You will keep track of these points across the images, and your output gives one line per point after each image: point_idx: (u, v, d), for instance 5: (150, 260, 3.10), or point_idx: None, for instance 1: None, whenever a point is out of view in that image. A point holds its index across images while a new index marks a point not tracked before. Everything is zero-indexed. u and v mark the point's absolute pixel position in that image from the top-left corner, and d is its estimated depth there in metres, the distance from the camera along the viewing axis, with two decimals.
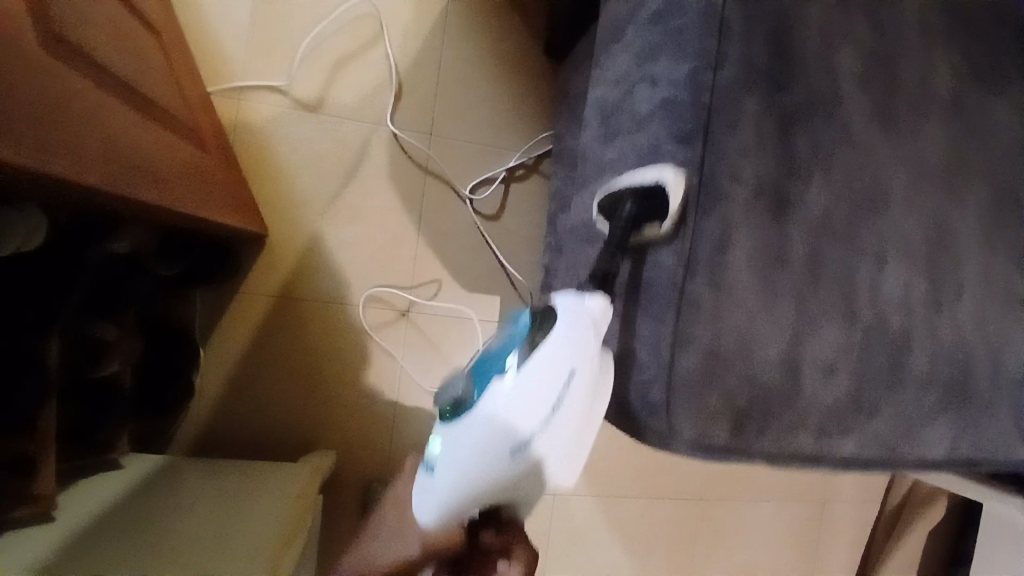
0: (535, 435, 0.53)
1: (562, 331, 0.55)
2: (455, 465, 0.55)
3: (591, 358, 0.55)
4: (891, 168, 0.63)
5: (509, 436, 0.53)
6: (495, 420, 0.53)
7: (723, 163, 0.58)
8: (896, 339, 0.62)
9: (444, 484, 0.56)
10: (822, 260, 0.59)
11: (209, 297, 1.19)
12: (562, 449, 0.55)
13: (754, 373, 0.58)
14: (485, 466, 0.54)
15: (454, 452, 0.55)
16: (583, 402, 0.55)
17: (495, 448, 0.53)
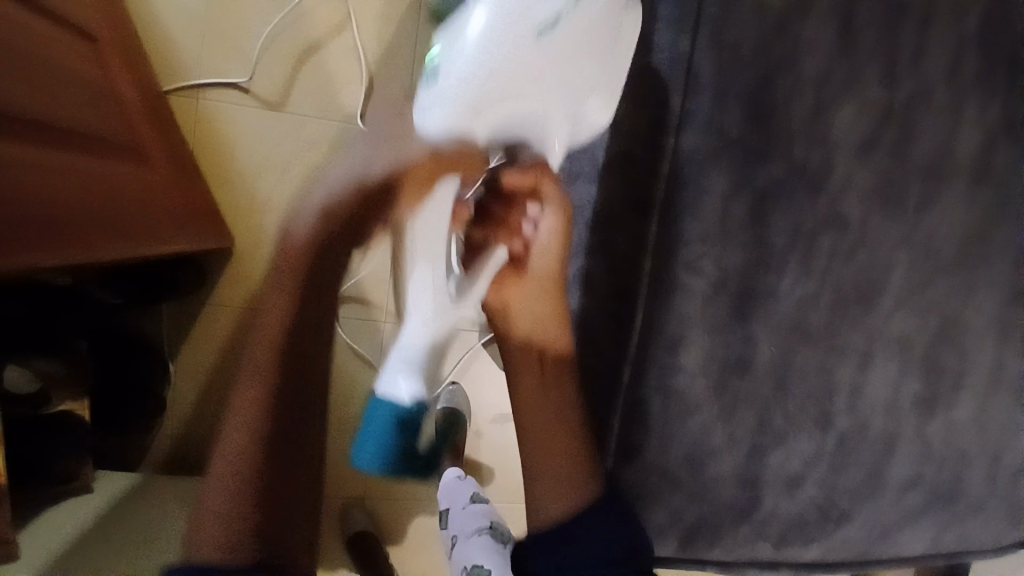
0: (560, 18, 0.47)
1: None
2: (469, 56, 0.47)
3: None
4: (881, 247, 0.55)
5: (532, 13, 0.46)
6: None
7: (683, 251, 0.50)
8: (877, 442, 0.55)
9: (451, 82, 0.47)
10: (790, 364, 0.52)
11: (175, 310, 1.14)
12: (580, 56, 0.49)
13: (707, 487, 0.51)
14: (507, 52, 0.46)
15: (461, 47, 0.47)
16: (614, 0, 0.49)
17: (515, 21, 0.46)
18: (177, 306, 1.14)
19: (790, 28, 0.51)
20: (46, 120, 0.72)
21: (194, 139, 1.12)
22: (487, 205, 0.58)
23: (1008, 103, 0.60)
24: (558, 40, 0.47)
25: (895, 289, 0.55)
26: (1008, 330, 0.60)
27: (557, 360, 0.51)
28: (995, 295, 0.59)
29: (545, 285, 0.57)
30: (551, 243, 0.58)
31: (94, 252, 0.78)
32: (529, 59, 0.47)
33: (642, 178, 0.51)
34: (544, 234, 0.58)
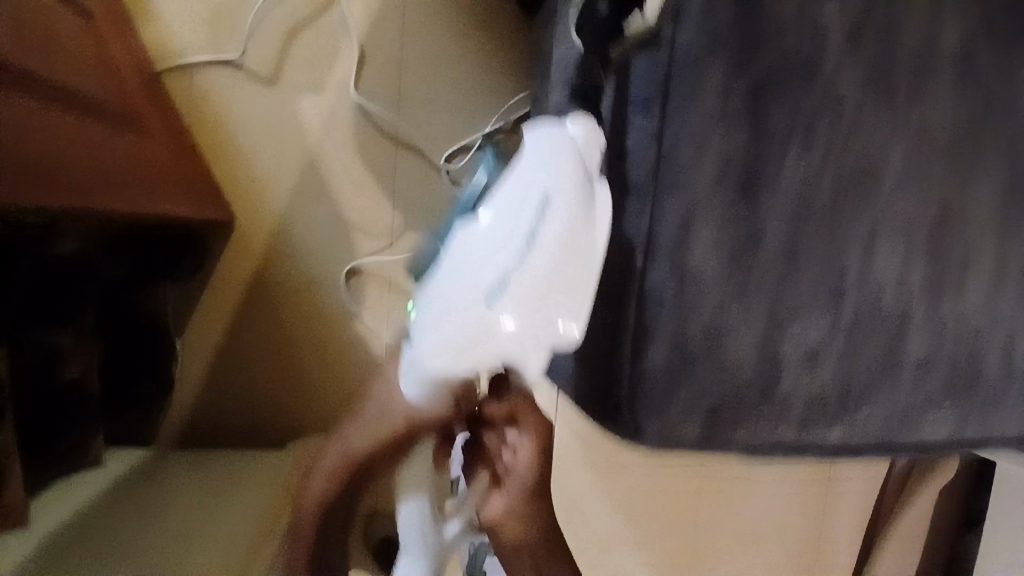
0: (509, 274, 0.36)
1: (536, 144, 0.41)
2: (431, 339, 0.40)
3: (569, 175, 0.39)
4: (879, 136, 0.53)
5: (475, 282, 0.37)
6: (460, 273, 0.39)
7: (683, 141, 0.50)
8: (892, 320, 0.55)
9: (421, 355, 0.42)
10: (799, 245, 0.51)
11: (180, 287, 1.16)
12: (556, 295, 0.37)
13: (725, 367, 0.52)
14: (461, 323, 0.38)
15: (423, 326, 0.41)
16: (576, 235, 0.38)
17: (461, 296, 0.38)
18: (183, 284, 1.16)
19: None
20: (40, 82, 0.73)
21: (190, 120, 1.13)
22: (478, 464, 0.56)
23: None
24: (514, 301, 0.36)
25: (897, 166, 0.54)
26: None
27: (539, 541, 0.55)
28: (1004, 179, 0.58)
29: (521, 510, 0.53)
30: (531, 464, 0.53)
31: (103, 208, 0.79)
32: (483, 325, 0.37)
33: (639, 74, 0.50)
34: (522, 462, 0.52)
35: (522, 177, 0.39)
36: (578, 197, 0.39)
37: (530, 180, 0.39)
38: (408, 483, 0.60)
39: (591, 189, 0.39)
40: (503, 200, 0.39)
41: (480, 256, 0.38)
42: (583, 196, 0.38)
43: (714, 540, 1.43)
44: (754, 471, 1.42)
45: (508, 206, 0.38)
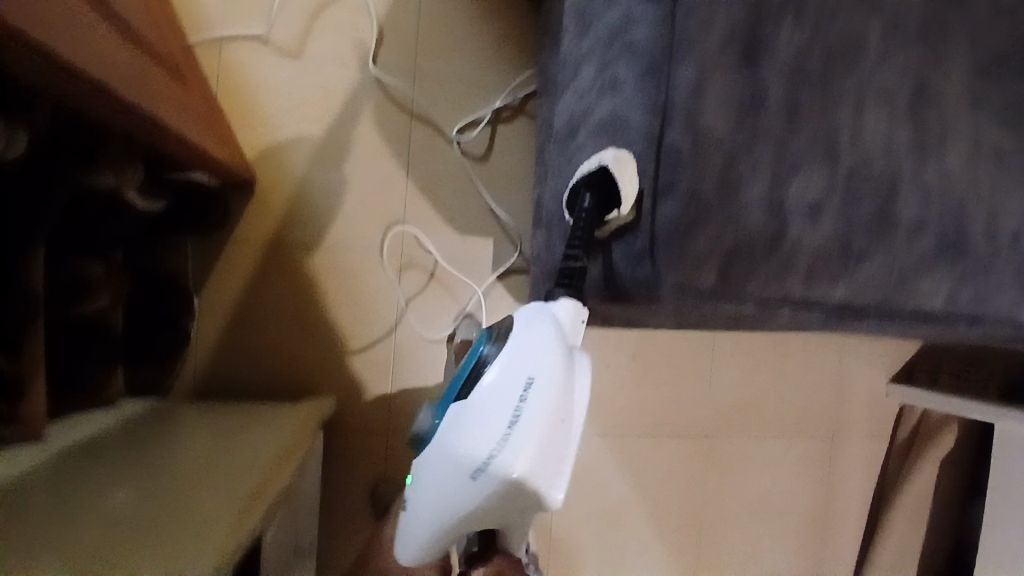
0: (494, 454, 0.53)
1: (524, 332, 0.58)
2: (438, 498, 0.57)
3: (553, 357, 0.56)
4: (859, 18, 0.61)
5: (470, 456, 0.55)
6: (463, 442, 0.56)
7: (696, 9, 0.56)
8: (882, 181, 0.61)
9: (428, 506, 0.59)
10: (799, 104, 0.58)
11: (199, 246, 1.18)
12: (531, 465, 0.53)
13: (738, 214, 0.57)
14: (458, 504, 0.56)
15: (429, 480, 0.58)
16: (552, 410, 0.54)
17: (456, 468, 0.55)
18: (202, 243, 1.19)
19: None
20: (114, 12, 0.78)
21: (217, 89, 1.20)
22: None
23: None
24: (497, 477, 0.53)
25: (878, 44, 0.61)
26: (987, 100, 0.67)
27: None
28: (973, 68, 0.66)
29: None
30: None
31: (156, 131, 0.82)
32: (474, 491, 0.54)
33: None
34: None
35: (512, 362, 0.57)
36: (559, 379, 0.55)
37: (513, 370, 0.56)
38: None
39: (564, 371, 0.56)
40: (496, 383, 0.56)
41: (474, 435, 0.55)
42: (554, 387, 0.55)
43: (720, 512, 1.45)
44: (758, 441, 1.46)
45: (496, 395, 0.56)
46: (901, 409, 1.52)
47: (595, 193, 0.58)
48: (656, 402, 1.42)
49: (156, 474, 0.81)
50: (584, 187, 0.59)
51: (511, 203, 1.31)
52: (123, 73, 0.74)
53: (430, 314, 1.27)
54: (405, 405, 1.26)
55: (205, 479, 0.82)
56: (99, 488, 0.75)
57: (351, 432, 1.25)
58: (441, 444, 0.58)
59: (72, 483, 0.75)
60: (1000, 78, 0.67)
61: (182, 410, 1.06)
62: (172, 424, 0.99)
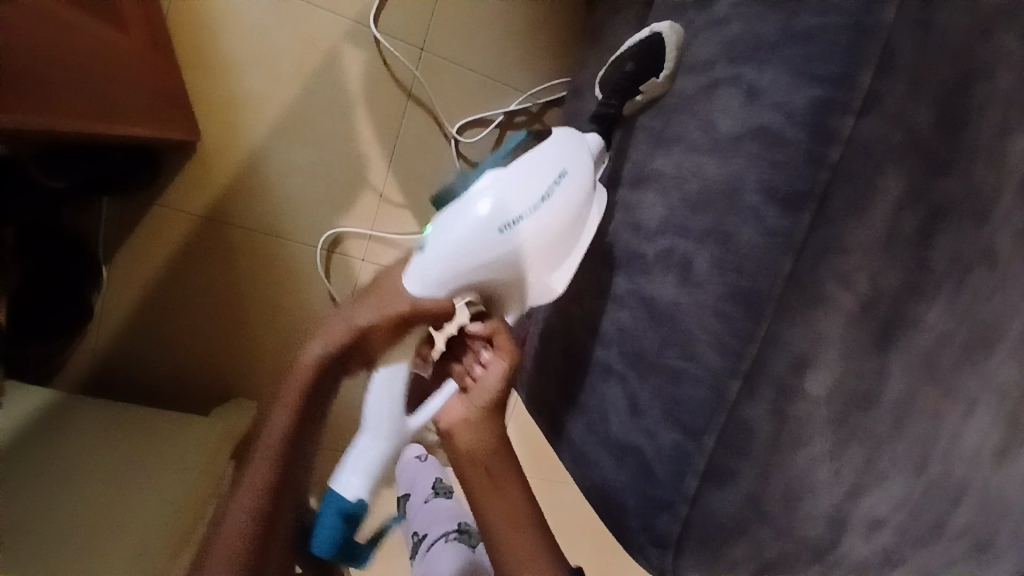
0: (520, 216, 0.53)
1: (562, 140, 0.57)
2: (450, 250, 0.53)
3: (583, 165, 0.57)
4: (1012, 298, 0.48)
5: (497, 214, 0.53)
6: (488, 199, 0.54)
7: (829, 262, 0.43)
8: (953, 492, 0.51)
9: (436, 255, 0.53)
10: (912, 406, 0.45)
11: (116, 204, 0.95)
12: (547, 242, 0.55)
13: (795, 526, 0.45)
14: (475, 249, 0.53)
15: (443, 233, 0.54)
16: (574, 204, 0.56)
17: (481, 223, 0.53)
18: (119, 201, 0.96)
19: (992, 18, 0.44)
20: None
21: (167, 3, 0.92)
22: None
23: None
24: (521, 236, 0.54)
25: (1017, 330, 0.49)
26: None
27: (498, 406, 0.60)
28: None
29: (477, 418, 0.59)
30: (497, 385, 0.59)
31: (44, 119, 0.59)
32: (493, 247, 0.54)
33: (802, 143, 0.43)
34: (493, 377, 0.59)
35: (547, 151, 0.56)
36: (584, 186, 0.57)
37: (547, 159, 0.55)
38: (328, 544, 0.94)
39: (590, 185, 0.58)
40: (531, 161, 0.55)
41: (504, 194, 0.53)
42: (581, 189, 0.56)
43: None
44: None
45: (534, 170, 0.55)
46: None
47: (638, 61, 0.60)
48: None
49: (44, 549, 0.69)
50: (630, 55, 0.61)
51: None
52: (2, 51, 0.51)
53: None
54: None
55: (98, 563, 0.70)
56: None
57: None
58: (461, 204, 0.54)
59: None
60: None
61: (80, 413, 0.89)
62: (69, 442, 0.83)
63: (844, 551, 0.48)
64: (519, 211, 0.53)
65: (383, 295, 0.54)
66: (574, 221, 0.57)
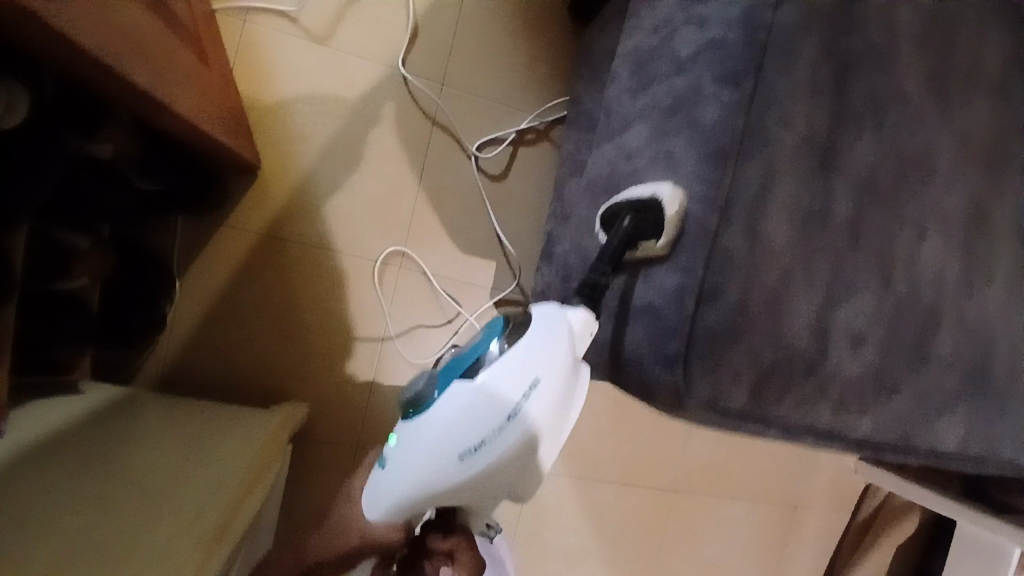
0: (481, 445, 0.55)
1: (538, 337, 0.56)
2: (417, 471, 0.57)
3: (561, 365, 0.56)
4: (935, 139, 0.58)
5: (455, 442, 0.55)
6: (451, 423, 0.56)
7: (771, 109, 0.54)
8: (926, 315, 0.58)
9: (403, 477, 0.58)
10: (862, 226, 0.55)
11: (191, 226, 1.12)
12: (514, 461, 0.55)
13: (784, 332, 0.54)
14: (438, 474, 0.56)
15: (412, 449, 0.58)
16: (547, 416, 0.55)
17: (440, 452, 0.56)
18: (194, 221, 1.12)
19: None
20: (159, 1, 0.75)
21: (233, 61, 1.13)
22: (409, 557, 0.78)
23: None
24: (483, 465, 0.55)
25: (946, 169, 0.59)
26: None
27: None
28: None
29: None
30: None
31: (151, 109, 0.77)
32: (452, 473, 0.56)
33: (737, 31, 0.55)
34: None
35: (517, 364, 0.55)
36: (560, 382, 0.56)
37: (516, 374, 0.55)
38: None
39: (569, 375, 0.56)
40: (499, 378, 0.55)
41: (463, 425, 0.55)
42: (551, 402, 0.55)
43: (674, 567, 1.42)
44: (722, 500, 1.43)
45: (503, 387, 0.55)
46: (863, 490, 1.52)
47: (635, 218, 0.55)
48: (631, 450, 1.38)
49: (128, 488, 0.79)
50: (628, 208, 0.56)
51: (517, 230, 1.26)
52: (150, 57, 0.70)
53: (417, 339, 1.21)
54: (377, 426, 1.20)
55: (175, 509, 0.79)
56: (78, 498, 0.73)
57: (321, 444, 1.18)
58: (428, 421, 0.57)
59: (46, 463, 0.75)
60: None
61: (150, 404, 1.01)
62: (139, 421, 0.94)
63: (833, 365, 0.56)
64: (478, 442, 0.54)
65: None
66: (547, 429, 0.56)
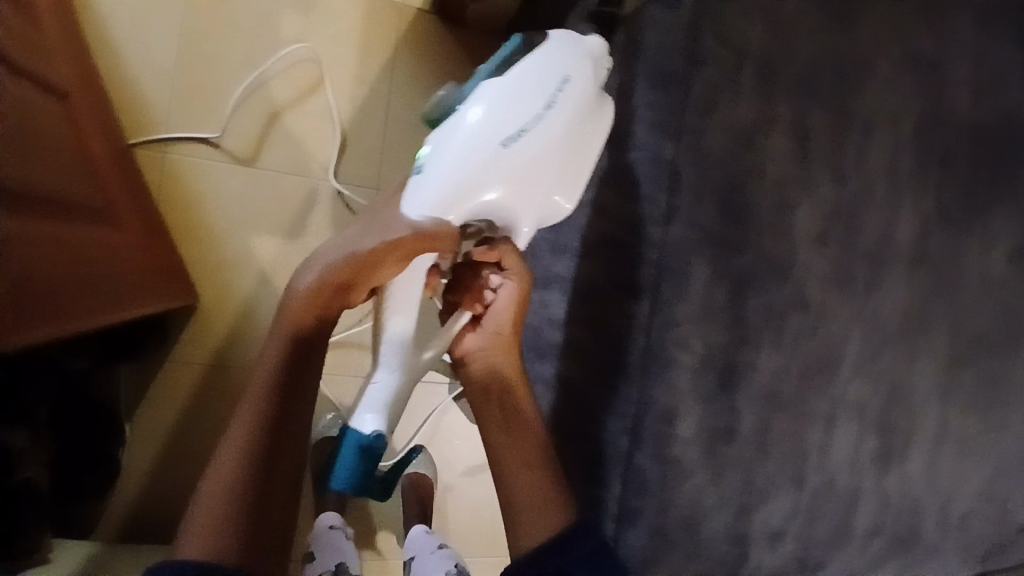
0: (522, 131, 0.56)
1: (558, 47, 0.59)
2: (456, 162, 0.56)
3: (585, 75, 0.59)
4: (842, 327, 0.59)
5: (498, 126, 0.56)
6: (491, 111, 0.57)
7: (670, 331, 0.54)
8: (844, 494, 0.60)
9: (439, 176, 0.57)
10: (769, 436, 0.57)
11: (135, 369, 1.11)
12: (549, 158, 0.57)
13: (702, 546, 0.56)
14: (477, 163, 0.56)
15: (445, 149, 0.58)
16: (578, 109, 0.58)
17: (481, 137, 0.56)
18: (134, 367, 1.11)
19: (766, 114, 0.55)
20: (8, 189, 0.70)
21: (157, 197, 1.10)
22: (460, 274, 0.67)
23: (960, 190, 0.65)
24: (522, 154, 0.56)
25: (856, 358, 0.60)
26: (961, 391, 0.65)
27: (502, 385, 0.64)
28: (953, 361, 0.64)
29: (491, 340, 0.65)
30: (509, 305, 0.64)
31: (51, 318, 0.75)
32: (495, 167, 0.56)
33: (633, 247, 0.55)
34: (501, 303, 0.65)
35: (545, 64, 0.58)
36: (585, 87, 0.59)
37: (544, 72, 0.58)
38: (398, 304, 0.68)
39: (598, 97, 0.58)
40: (528, 75, 0.57)
41: (502, 111, 0.57)
42: (580, 100, 0.58)
43: None
44: None
45: (530, 84, 0.57)
46: None
47: None
48: None
49: None
50: None
51: None
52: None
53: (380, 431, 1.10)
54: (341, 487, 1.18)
55: None
56: None
57: None
58: (457, 121, 0.58)
59: None
60: (983, 370, 0.66)
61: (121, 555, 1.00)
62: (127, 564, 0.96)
63: (757, 564, 0.58)
64: (518, 125, 0.56)
65: (386, 222, 0.59)
66: (576, 137, 0.58)
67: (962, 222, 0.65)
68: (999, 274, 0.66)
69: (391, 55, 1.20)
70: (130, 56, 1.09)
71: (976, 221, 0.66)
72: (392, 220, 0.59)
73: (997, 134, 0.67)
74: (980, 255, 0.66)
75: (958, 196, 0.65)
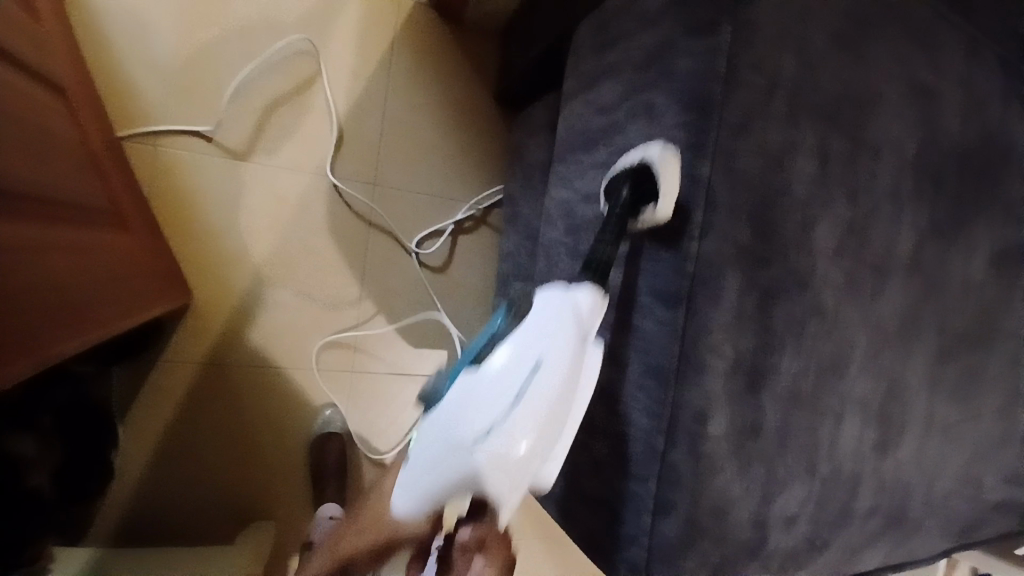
0: (491, 429, 0.49)
1: (540, 311, 0.53)
2: (429, 456, 0.52)
3: (569, 344, 0.52)
4: (850, 331, 0.65)
5: (469, 423, 0.50)
6: (467, 401, 0.51)
7: (704, 338, 0.58)
8: (848, 480, 0.67)
9: (418, 468, 0.52)
10: (789, 432, 0.62)
11: (128, 368, 1.08)
12: (528, 437, 0.49)
13: (729, 532, 0.61)
14: (448, 463, 0.51)
15: (422, 441, 0.53)
16: (559, 392, 0.50)
17: (454, 436, 0.50)
18: (128, 366, 1.08)
19: (790, 137, 0.60)
20: (34, 192, 0.67)
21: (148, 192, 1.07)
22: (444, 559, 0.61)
23: (947, 205, 0.72)
24: (491, 454, 0.49)
25: (861, 356, 0.66)
26: (943, 385, 0.73)
27: None
28: (937, 359, 0.72)
29: None
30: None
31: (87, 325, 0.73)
32: (467, 460, 0.50)
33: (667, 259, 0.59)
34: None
35: (522, 340, 0.52)
36: (570, 359, 0.52)
37: (521, 349, 0.51)
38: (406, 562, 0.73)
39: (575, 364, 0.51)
40: (503, 356, 0.51)
41: (476, 403, 0.50)
42: (558, 386, 0.51)
43: None
44: None
45: (506, 367, 0.51)
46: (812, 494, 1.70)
47: (631, 184, 0.57)
48: None
49: None
50: (625, 175, 0.58)
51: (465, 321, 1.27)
52: (28, 279, 0.63)
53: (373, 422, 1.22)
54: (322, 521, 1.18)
55: None
56: None
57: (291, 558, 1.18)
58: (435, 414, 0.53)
59: None
60: (960, 366, 0.74)
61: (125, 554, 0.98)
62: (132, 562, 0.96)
63: (774, 545, 0.64)
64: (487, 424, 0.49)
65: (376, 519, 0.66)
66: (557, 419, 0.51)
67: (948, 235, 0.72)
68: (975, 280, 0.74)
69: (388, 52, 1.19)
70: (118, 44, 1.04)
71: (960, 232, 0.73)
72: (377, 520, 0.66)
73: (976, 155, 0.75)
74: (961, 264, 0.73)
75: (946, 210, 0.72)
